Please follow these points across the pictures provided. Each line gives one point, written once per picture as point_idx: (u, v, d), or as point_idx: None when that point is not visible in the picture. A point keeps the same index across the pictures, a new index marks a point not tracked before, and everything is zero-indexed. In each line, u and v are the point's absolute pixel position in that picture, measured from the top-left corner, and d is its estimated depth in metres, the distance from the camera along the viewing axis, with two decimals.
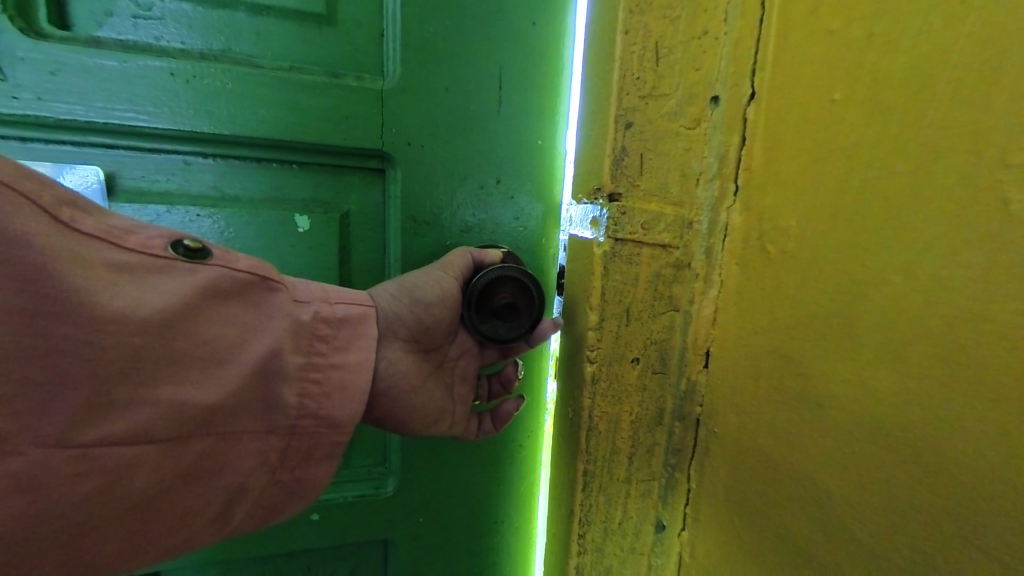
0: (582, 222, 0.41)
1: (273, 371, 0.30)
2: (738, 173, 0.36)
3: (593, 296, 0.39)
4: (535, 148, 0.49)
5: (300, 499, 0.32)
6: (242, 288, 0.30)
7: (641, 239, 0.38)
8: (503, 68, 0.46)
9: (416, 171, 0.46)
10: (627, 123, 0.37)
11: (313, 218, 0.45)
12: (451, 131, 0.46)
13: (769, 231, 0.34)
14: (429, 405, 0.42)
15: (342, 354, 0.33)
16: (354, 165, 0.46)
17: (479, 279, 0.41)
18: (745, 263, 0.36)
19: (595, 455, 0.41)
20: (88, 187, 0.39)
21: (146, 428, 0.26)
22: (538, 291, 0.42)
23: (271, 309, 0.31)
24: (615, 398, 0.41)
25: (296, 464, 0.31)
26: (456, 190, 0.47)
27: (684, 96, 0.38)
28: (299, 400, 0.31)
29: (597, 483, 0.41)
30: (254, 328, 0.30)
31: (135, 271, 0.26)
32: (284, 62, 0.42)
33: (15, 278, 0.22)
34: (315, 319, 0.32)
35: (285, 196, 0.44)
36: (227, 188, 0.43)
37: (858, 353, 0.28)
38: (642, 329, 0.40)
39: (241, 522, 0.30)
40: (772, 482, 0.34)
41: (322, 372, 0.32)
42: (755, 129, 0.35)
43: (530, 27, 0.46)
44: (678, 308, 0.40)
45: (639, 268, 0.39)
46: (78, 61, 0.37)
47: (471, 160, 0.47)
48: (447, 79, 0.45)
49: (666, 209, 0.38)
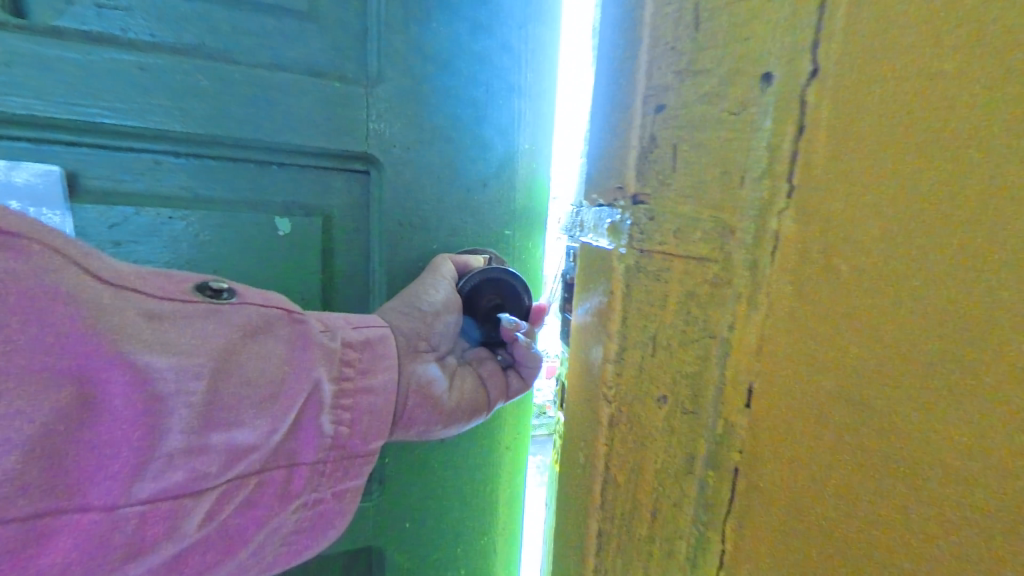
0: (597, 229, 0.35)
1: (314, 402, 0.32)
2: (795, 168, 0.22)
3: (614, 320, 0.33)
4: (517, 145, 0.47)
5: (318, 525, 0.35)
6: (273, 322, 0.31)
7: (671, 250, 0.29)
8: (490, 66, 0.45)
9: (404, 174, 0.43)
10: (657, 105, 0.30)
11: (294, 222, 0.41)
12: (437, 130, 0.44)
13: (830, 232, 0.20)
14: (461, 399, 0.43)
15: (367, 377, 0.36)
16: (341, 165, 0.42)
17: (464, 284, 0.44)
18: (804, 238, 0.21)
19: (611, 510, 0.35)
20: (45, 184, 0.35)
21: (200, 478, 0.27)
22: (519, 283, 0.47)
23: (304, 340, 0.32)
24: (632, 433, 0.33)
25: (328, 489, 0.34)
26: (445, 194, 0.45)
27: (726, 74, 0.26)
28: (334, 427, 0.34)
29: (615, 546, 0.35)
30: (295, 363, 0.31)
31: (164, 317, 0.26)
32: (265, 57, 0.38)
33: (47, 338, 0.21)
34: (343, 346, 0.35)
35: (266, 199, 0.40)
36: (200, 188, 0.39)
37: (925, 345, 0.17)
38: (671, 360, 0.30)
39: (274, 539, 0.33)
40: (791, 535, 0.23)
41: (350, 398, 0.34)
42: (829, 58, 0.20)
43: (520, 27, 0.45)
44: (715, 334, 0.27)
45: (668, 286, 0.29)
46: (36, 52, 0.33)
47: (459, 161, 0.45)
48: (433, 78, 0.43)
49: (704, 213, 0.27)
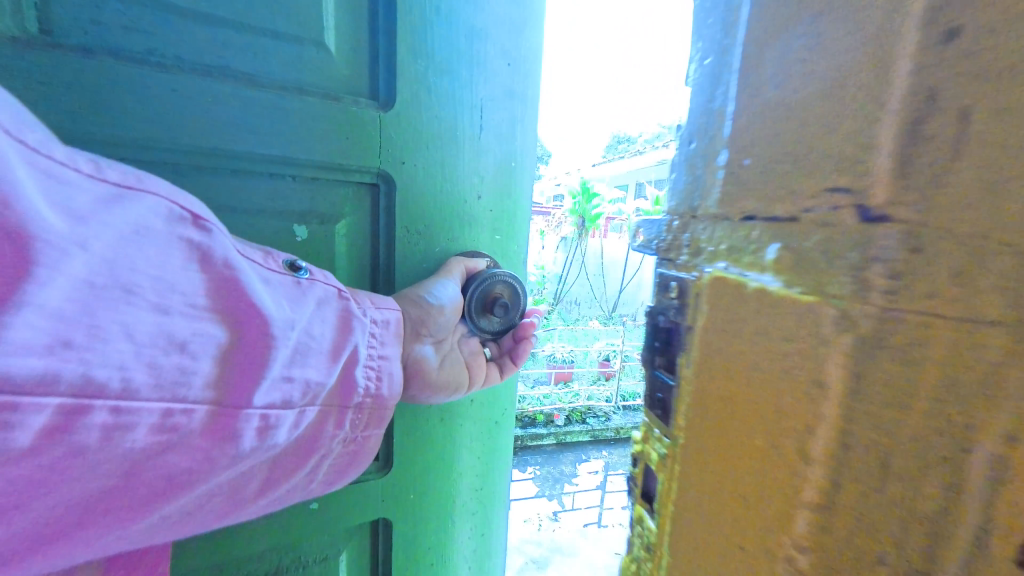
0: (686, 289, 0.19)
1: (354, 363, 0.34)
2: None
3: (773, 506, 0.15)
4: (506, 173, 0.54)
5: (348, 474, 0.37)
6: (326, 294, 0.33)
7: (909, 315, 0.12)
8: (484, 98, 0.50)
9: (410, 188, 0.48)
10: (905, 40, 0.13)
11: (310, 229, 0.43)
12: (444, 151, 0.49)
13: None
14: (447, 381, 0.49)
15: (387, 349, 0.37)
16: (366, 182, 0.46)
17: (474, 287, 0.51)
18: None
19: None
20: None
21: (280, 425, 0.28)
22: (518, 292, 0.55)
23: (348, 311, 0.34)
24: (734, 538, 0.16)
25: (360, 450, 0.36)
26: (445, 205, 0.50)
27: None
28: (367, 384, 0.35)
29: None
30: (342, 327, 0.33)
31: (268, 280, 0.29)
32: (287, 82, 0.41)
33: (211, 284, 0.26)
34: (372, 322, 0.37)
35: (287, 204, 0.42)
36: (223, 199, 0.39)
37: None
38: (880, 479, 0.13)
39: (315, 487, 0.35)
40: None
41: (375, 362, 0.36)
42: None
43: (505, 67, 0.51)
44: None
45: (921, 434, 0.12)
46: (109, 83, 0.34)
47: (459, 177, 0.50)
48: (440, 108, 0.48)
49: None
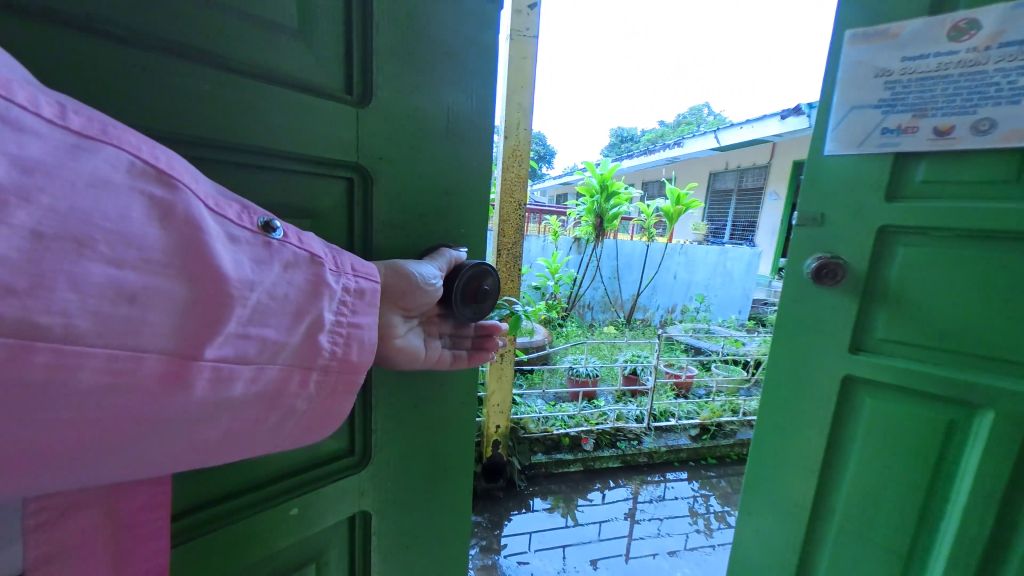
0: None
1: (319, 326, 0.37)
2: None
3: None
4: (467, 171, 0.59)
5: (322, 431, 0.40)
6: (297, 256, 0.36)
7: None
8: (448, 101, 0.55)
9: (383, 183, 0.51)
10: None
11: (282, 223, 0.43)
12: (413, 150, 0.53)
13: None
14: (405, 350, 0.51)
15: (359, 316, 0.40)
16: (349, 174, 0.48)
17: (460, 279, 0.53)
18: None
19: None
20: None
21: (231, 378, 0.31)
22: (491, 298, 0.58)
23: (317, 275, 0.37)
24: None
25: (326, 408, 0.39)
26: (414, 201, 0.54)
27: None
28: (332, 347, 0.38)
29: None
30: (308, 290, 0.36)
31: (233, 236, 0.32)
32: (255, 67, 0.39)
33: (173, 238, 0.28)
34: (344, 289, 0.39)
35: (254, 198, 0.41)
36: None
37: None
38: None
39: (285, 439, 0.38)
40: None
41: (343, 327, 0.39)
42: None
43: (467, 74, 0.56)
44: None
45: None
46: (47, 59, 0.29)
47: (425, 175, 0.54)
48: (410, 107, 0.51)
49: None
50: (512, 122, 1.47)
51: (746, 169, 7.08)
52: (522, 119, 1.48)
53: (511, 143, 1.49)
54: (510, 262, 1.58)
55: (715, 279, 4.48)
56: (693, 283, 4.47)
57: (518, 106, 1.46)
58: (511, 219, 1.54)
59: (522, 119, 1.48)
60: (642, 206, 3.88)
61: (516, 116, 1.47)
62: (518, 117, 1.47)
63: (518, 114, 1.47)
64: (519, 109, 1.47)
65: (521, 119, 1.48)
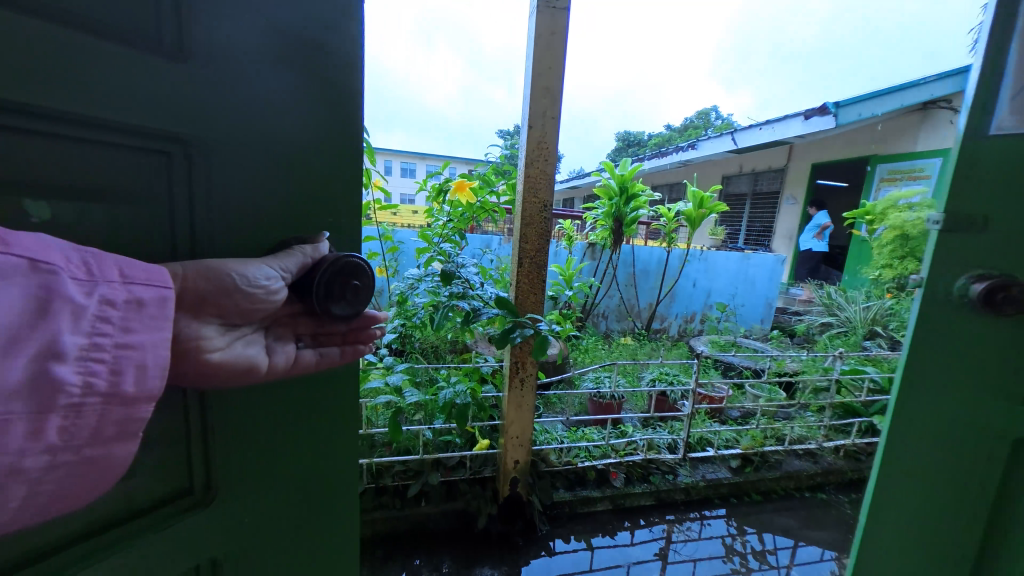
0: None
1: (59, 351, 0.31)
2: None
3: None
4: (329, 148, 0.54)
5: (103, 476, 0.34)
6: (11, 270, 0.29)
7: None
8: (292, 64, 0.48)
9: (207, 154, 0.44)
10: None
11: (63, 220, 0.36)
12: (244, 113, 0.46)
13: None
14: (240, 364, 0.43)
15: (130, 335, 0.33)
16: (171, 151, 0.42)
17: (318, 274, 0.46)
18: None
19: None
20: None
21: None
22: (366, 286, 0.50)
23: (47, 292, 0.31)
24: None
25: (89, 445, 0.33)
26: (250, 175, 0.47)
27: None
28: (85, 378, 0.32)
29: None
30: (29, 308, 0.30)
31: None
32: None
33: None
34: (100, 302, 0.33)
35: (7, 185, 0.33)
36: None
37: None
38: None
39: (36, 500, 0.31)
40: None
41: (105, 351, 0.32)
42: None
43: (318, 31, 0.50)
44: None
45: None
46: None
47: (265, 145, 0.48)
48: (241, 66, 0.45)
49: None
50: (539, 109, 1.25)
51: (761, 172, 6.83)
52: (550, 105, 1.26)
53: (538, 133, 1.26)
54: (534, 273, 1.36)
55: (736, 287, 4.24)
56: (711, 292, 4.23)
57: (545, 90, 1.24)
58: (535, 223, 1.32)
59: (551, 106, 1.26)
60: (664, 209, 3.64)
61: (544, 102, 1.25)
62: (546, 103, 1.25)
63: (546, 99, 1.25)
64: (547, 93, 1.24)
65: (548, 105, 1.26)
